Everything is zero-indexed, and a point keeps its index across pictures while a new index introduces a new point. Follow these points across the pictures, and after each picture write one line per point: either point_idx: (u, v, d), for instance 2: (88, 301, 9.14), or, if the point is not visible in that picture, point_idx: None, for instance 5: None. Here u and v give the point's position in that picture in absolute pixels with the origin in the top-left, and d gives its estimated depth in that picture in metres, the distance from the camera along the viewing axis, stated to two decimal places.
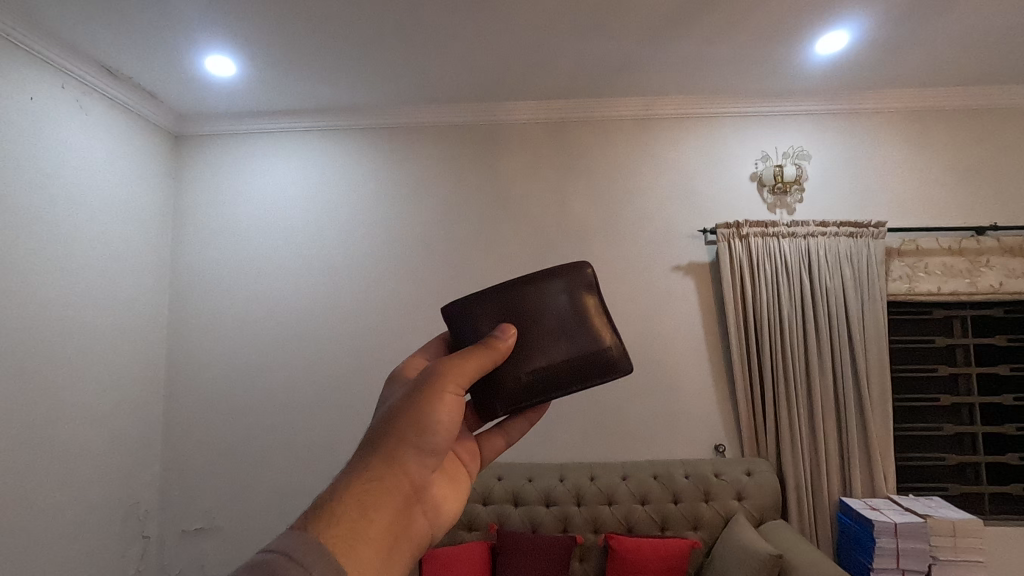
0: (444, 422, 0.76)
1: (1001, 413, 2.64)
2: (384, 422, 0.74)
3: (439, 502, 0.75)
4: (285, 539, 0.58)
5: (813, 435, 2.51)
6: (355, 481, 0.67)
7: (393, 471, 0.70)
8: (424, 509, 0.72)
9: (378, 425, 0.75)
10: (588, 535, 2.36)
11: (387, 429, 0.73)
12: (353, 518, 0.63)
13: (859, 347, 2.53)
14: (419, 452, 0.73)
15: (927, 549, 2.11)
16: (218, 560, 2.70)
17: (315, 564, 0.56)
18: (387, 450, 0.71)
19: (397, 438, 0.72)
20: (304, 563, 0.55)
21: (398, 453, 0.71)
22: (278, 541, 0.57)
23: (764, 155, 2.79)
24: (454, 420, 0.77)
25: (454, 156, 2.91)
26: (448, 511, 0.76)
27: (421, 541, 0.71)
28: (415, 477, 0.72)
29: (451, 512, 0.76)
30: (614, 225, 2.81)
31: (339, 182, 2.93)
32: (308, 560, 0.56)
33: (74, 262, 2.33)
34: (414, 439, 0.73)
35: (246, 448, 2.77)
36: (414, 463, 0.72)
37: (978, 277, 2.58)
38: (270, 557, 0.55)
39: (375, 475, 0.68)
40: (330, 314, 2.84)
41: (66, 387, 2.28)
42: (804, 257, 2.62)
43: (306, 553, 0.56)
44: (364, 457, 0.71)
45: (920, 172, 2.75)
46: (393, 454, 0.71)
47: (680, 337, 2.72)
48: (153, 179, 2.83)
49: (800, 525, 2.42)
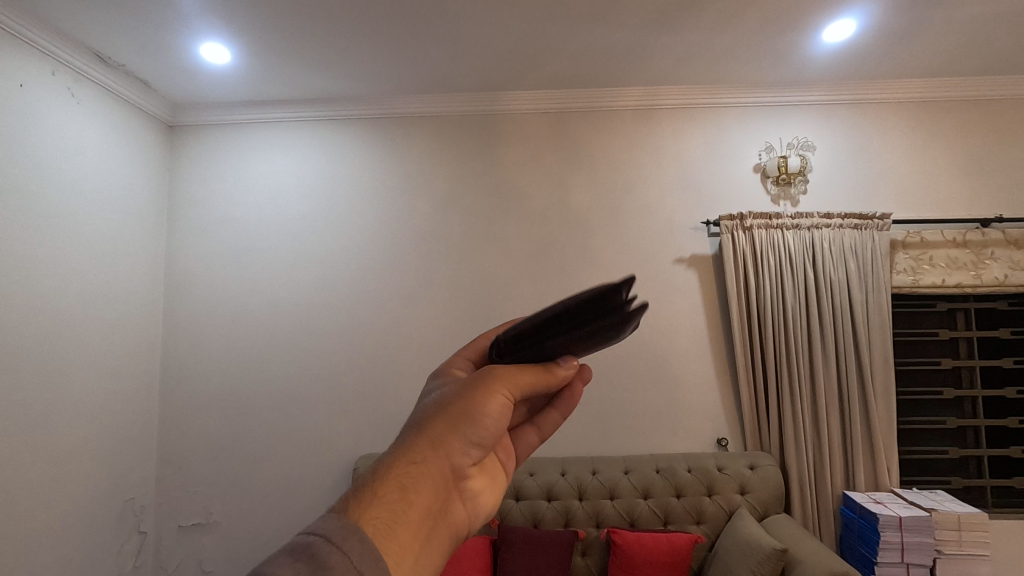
0: (496, 412, 0.63)
1: (1006, 407, 2.62)
2: (431, 408, 0.63)
3: (483, 495, 0.63)
4: (328, 520, 0.49)
5: (817, 429, 2.49)
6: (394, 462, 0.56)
7: (438, 454, 0.59)
8: (466, 502, 0.61)
9: (423, 409, 0.63)
10: (590, 530, 2.34)
11: (433, 412, 0.62)
12: (392, 502, 0.53)
13: (863, 340, 2.51)
14: (466, 440, 0.62)
15: (932, 543, 2.09)
16: (216, 555, 2.67)
17: (359, 555, 0.46)
18: (431, 431, 0.60)
19: (444, 420, 0.61)
20: (347, 553, 0.45)
21: (444, 437, 0.60)
22: (320, 523, 0.48)
23: (767, 146, 2.76)
24: (504, 418, 0.65)
25: (454, 146, 2.88)
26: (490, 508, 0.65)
27: (459, 537, 0.60)
28: (460, 463, 0.60)
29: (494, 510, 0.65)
30: (616, 216, 2.78)
31: (337, 173, 2.90)
32: (352, 551, 0.46)
33: (68, 253, 2.31)
34: (463, 425, 0.62)
35: (244, 442, 2.74)
36: (460, 450, 0.61)
37: (983, 269, 2.57)
38: (310, 540, 0.46)
39: (417, 457, 0.57)
40: (328, 306, 2.81)
41: (59, 381, 2.24)
42: (808, 250, 2.60)
43: (350, 540, 0.47)
44: (407, 438, 0.60)
45: (924, 163, 2.73)
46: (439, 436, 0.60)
47: (683, 330, 2.70)
48: (148, 169, 2.80)
49: (803, 519, 2.41)
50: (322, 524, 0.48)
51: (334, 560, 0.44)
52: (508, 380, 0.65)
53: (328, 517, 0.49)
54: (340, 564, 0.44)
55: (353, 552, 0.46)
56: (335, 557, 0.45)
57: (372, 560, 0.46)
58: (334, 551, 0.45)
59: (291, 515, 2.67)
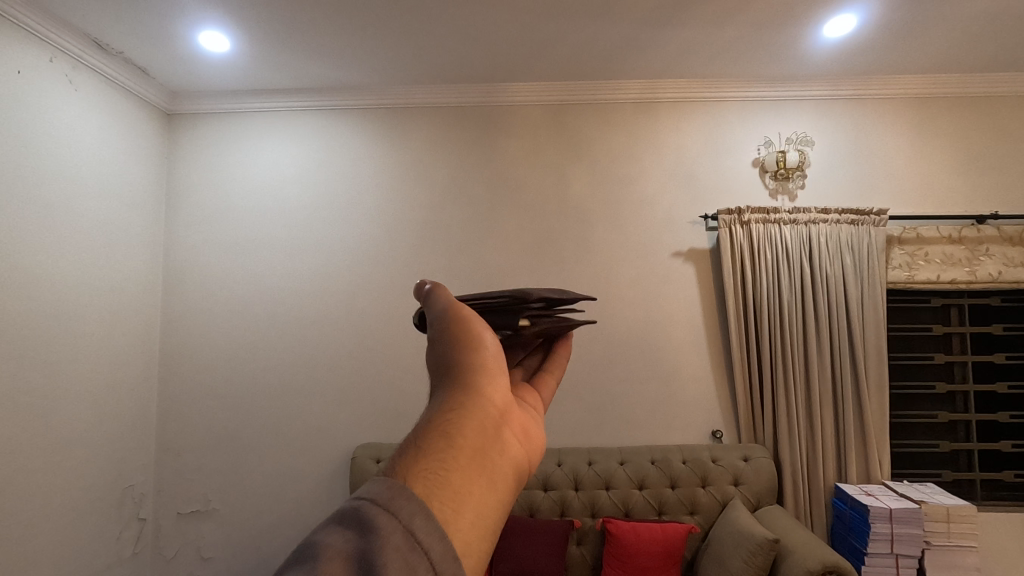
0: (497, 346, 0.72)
1: (995, 401, 2.65)
2: (450, 366, 0.67)
3: (525, 429, 0.66)
4: (375, 483, 0.48)
5: (810, 419, 2.52)
6: (431, 420, 0.58)
7: (469, 398, 0.61)
8: (514, 437, 0.63)
9: (444, 368, 0.67)
10: (585, 520, 2.38)
11: (451, 369, 0.66)
12: (438, 451, 0.53)
13: (858, 332, 2.53)
14: (490, 383, 0.65)
15: (921, 534, 2.11)
16: (214, 544, 2.69)
17: (408, 513, 0.45)
18: (457, 387, 0.63)
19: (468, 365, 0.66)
20: (395, 514, 0.44)
21: (470, 383, 0.63)
22: (368, 487, 0.47)
23: (766, 140, 2.77)
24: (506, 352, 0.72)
25: (452, 138, 2.87)
26: (536, 442, 0.67)
27: (517, 477, 0.60)
28: (495, 404, 0.63)
29: (541, 443, 0.67)
30: (613, 209, 2.79)
31: (334, 162, 2.89)
32: (401, 511, 0.45)
33: (67, 246, 2.30)
34: (478, 372, 0.65)
35: (244, 431, 2.76)
36: (489, 393, 0.63)
37: (977, 266, 2.59)
38: (359, 505, 0.45)
39: (449, 410, 0.59)
40: (325, 297, 2.82)
41: (59, 368, 2.25)
42: (805, 244, 2.62)
43: (398, 499, 0.46)
44: (439, 398, 0.62)
45: (920, 159, 2.75)
46: (465, 387, 0.63)
47: (679, 324, 2.72)
48: (144, 157, 2.78)
49: (795, 510, 2.44)
50: (368, 488, 0.47)
51: (383, 521, 0.44)
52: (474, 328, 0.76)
53: (375, 480, 0.48)
54: (389, 524, 0.43)
55: (403, 513, 0.45)
56: (382, 519, 0.44)
57: (423, 516, 0.45)
58: (382, 513, 0.44)
59: (289, 504, 2.69)
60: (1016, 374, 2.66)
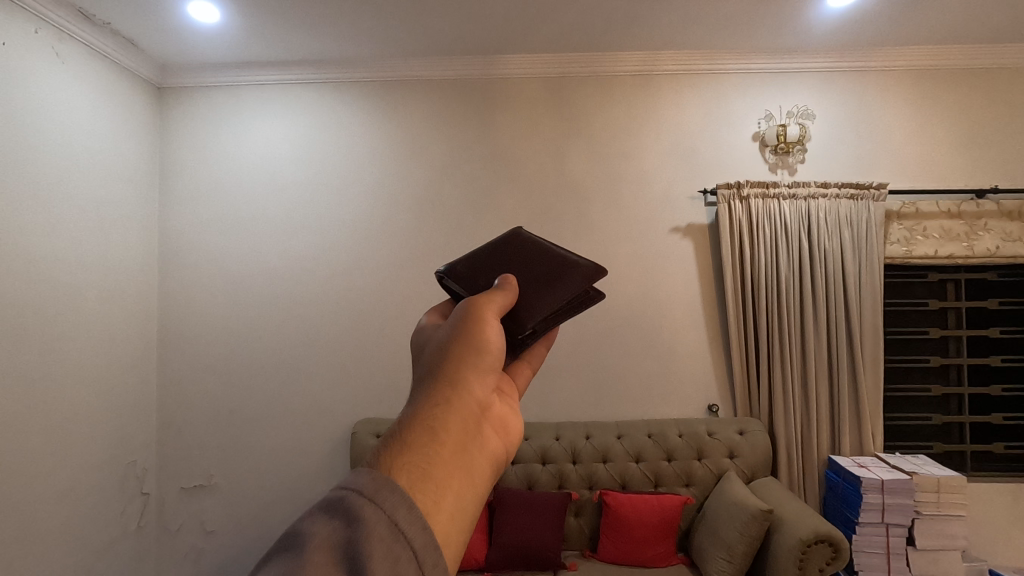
0: (494, 338, 0.72)
1: (989, 374, 2.68)
2: (439, 356, 0.67)
3: (505, 422, 0.67)
4: (359, 473, 0.48)
5: (805, 392, 2.55)
6: (416, 412, 0.58)
7: (456, 390, 0.61)
8: (494, 431, 0.64)
9: (431, 357, 0.67)
10: (582, 492, 2.42)
11: (439, 359, 0.66)
12: (423, 442, 0.54)
13: (854, 307, 2.54)
14: (476, 374, 0.66)
15: (912, 504, 2.15)
16: (217, 517, 2.74)
17: (392, 505, 0.45)
18: (443, 376, 0.63)
19: (457, 357, 0.66)
20: (380, 504, 0.45)
21: (458, 375, 0.63)
22: (352, 477, 0.48)
23: (767, 114, 2.74)
24: (502, 346, 0.73)
25: (449, 112, 2.83)
26: (515, 435, 0.68)
27: (495, 468, 0.61)
28: (479, 398, 0.63)
29: (520, 431, 0.68)
30: (612, 184, 2.77)
31: (329, 137, 2.85)
32: (386, 502, 0.45)
33: (60, 223, 2.28)
34: (466, 363, 0.66)
35: (245, 407, 2.78)
36: (474, 385, 0.64)
37: (975, 241, 2.59)
38: (344, 494, 0.46)
39: (435, 402, 0.59)
40: (322, 273, 2.81)
41: (57, 346, 2.25)
42: (804, 219, 2.61)
43: (382, 490, 0.46)
44: (424, 389, 0.62)
45: (922, 133, 2.72)
46: (451, 378, 0.63)
47: (677, 299, 2.72)
48: (136, 132, 2.74)
49: (788, 481, 2.49)
50: (354, 478, 0.48)
51: (368, 512, 0.44)
52: (491, 312, 0.78)
53: (359, 471, 0.49)
54: (374, 515, 0.44)
55: (387, 504, 0.45)
56: (367, 509, 0.44)
57: (406, 508, 0.46)
58: (368, 503, 0.45)
59: (291, 478, 2.73)
60: (1011, 348, 2.68)
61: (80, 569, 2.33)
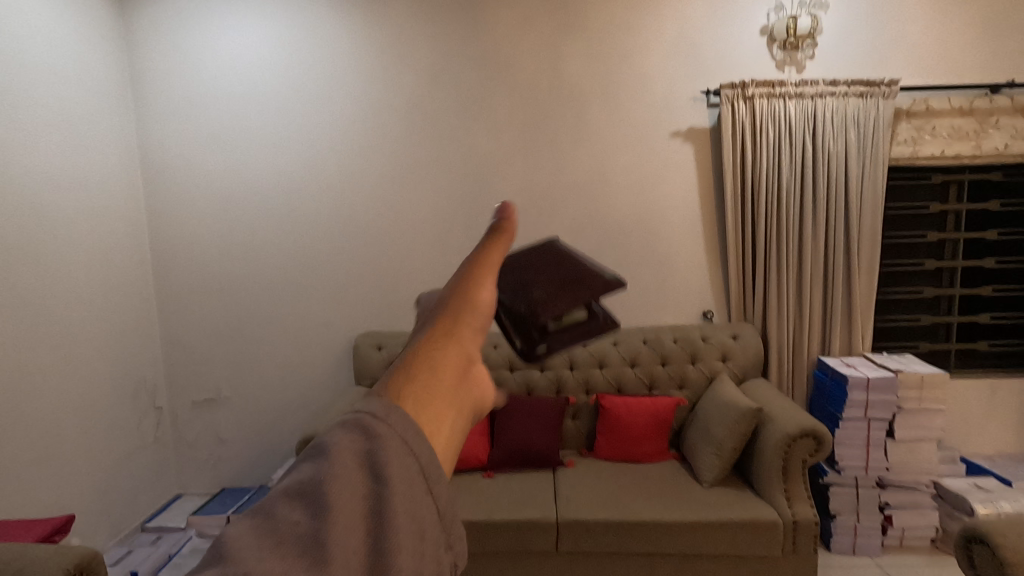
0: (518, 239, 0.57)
1: (981, 276, 2.70)
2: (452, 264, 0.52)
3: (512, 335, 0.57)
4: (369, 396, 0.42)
5: (799, 297, 2.58)
6: (422, 341, 0.45)
7: (472, 316, 0.48)
8: None
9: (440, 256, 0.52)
10: (580, 396, 2.52)
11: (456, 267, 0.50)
12: (435, 392, 0.42)
13: (854, 211, 2.51)
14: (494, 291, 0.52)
15: (894, 400, 2.25)
16: (231, 427, 2.86)
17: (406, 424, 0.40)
18: (455, 292, 0.48)
19: (477, 268, 0.50)
20: (393, 425, 0.40)
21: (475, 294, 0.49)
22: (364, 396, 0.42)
23: (778, 5, 2.55)
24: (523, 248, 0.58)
25: (436, 10, 2.63)
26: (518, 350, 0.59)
27: None
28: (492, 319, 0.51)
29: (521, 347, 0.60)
30: (611, 87, 2.63)
31: (309, 40, 2.66)
32: (397, 421, 0.40)
33: (33, 139, 2.17)
34: (487, 278, 0.51)
35: (247, 324, 2.81)
36: (491, 304, 0.51)
37: (983, 139, 2.51)
38: (359, 417, 0.41)
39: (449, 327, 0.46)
40: (313, 188, 2.74)
41: (50, 267, 2.22)
42: (810, 120, 2.51)
43: (395, 411, 0.40)
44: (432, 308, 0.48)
45: (941, 23, 2.56)
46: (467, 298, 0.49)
47: (675, 207, 2.68)
48: (102, 38, 2.55)
49: (778, 382, 2.59)
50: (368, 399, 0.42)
51: (382, 431, 0.39)
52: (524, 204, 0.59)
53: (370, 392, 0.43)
54: (388, 436, 0.39)
55: (402, 427, 0.40)
56: (381, 428, 0.39)
57: (417, 430, 0.40)
58: (381, 423, 0.40)
59: (298, 390, 2.82)
60: (1006, 249, 2.69)
61: (106, 477, 2.46)
